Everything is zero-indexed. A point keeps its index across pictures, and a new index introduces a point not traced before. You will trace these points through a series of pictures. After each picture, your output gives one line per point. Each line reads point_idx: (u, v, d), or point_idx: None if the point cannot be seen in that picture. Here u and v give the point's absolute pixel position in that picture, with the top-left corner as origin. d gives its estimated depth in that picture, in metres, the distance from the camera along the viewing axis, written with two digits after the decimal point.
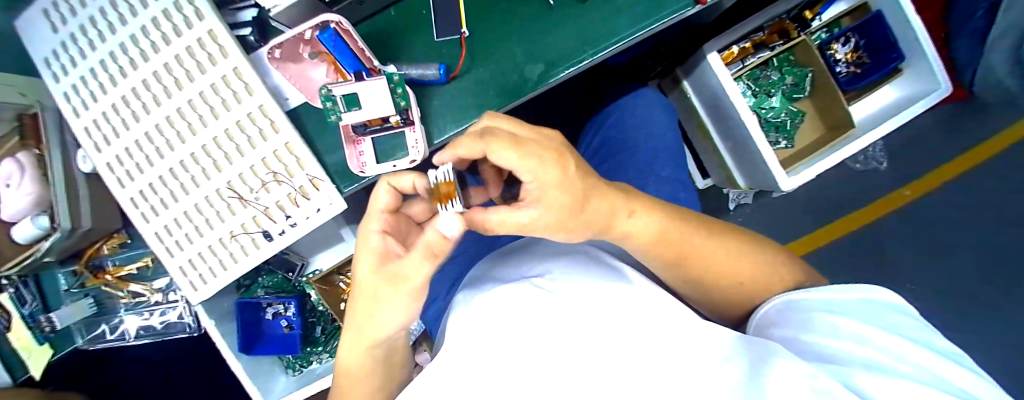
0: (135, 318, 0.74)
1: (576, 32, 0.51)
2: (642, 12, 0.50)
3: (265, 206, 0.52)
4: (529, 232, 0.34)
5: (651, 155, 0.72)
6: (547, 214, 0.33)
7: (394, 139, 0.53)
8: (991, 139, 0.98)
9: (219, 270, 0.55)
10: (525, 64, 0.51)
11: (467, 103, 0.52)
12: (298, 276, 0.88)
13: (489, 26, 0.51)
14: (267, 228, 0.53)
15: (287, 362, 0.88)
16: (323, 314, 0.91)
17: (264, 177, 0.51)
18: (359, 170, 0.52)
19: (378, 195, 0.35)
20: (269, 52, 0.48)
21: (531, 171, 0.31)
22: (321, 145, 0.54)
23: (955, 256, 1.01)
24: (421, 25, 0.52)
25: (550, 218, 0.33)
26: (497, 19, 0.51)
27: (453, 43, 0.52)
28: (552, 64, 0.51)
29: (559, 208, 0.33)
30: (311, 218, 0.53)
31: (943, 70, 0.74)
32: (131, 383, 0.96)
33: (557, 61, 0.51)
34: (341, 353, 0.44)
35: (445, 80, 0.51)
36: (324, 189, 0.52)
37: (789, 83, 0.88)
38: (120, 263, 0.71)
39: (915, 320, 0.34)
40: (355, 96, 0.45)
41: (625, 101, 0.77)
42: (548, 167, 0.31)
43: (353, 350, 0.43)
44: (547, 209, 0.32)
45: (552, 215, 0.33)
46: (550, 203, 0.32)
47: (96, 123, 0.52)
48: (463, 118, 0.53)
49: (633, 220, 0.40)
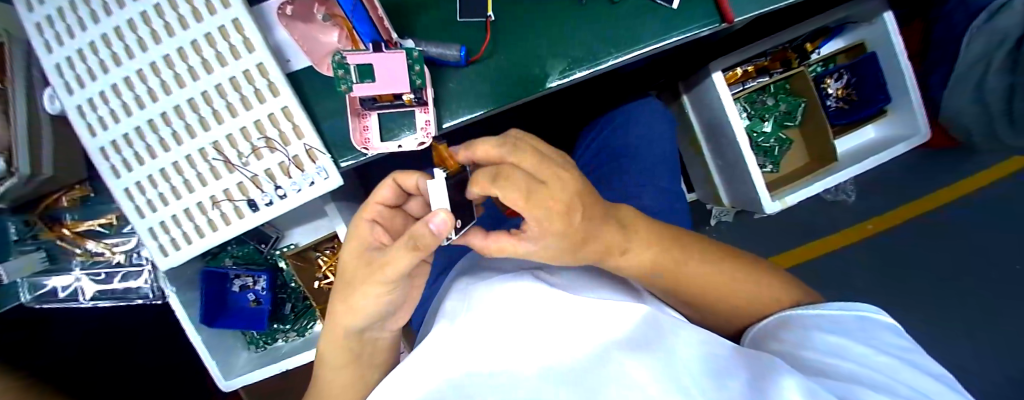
0: (89, 279, 0.68)
1: (602, 36, 0.50)
2: (669, 22, 0.50)
3: (253, 173, 0.49)
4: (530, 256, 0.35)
5: (651, 165, 0.72)
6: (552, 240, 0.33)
7: (402, 118, 0.50)
8: (954, 185, 1.06)
9: (196, 238, 0.51)
10: (548, 57, 0.50)
11: (485, 90, 0.50)
12: (270, 248, 0.84)
13: (512, 17, 0.50)
14: (253, 198, 0.50)
15: (251, 338, 0.85)
16: (294, 291, 0.88)
17: (255, 142, 0.48)
18: (363, 148, 0.50)
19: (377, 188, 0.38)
20: (283, 7, 0.48)
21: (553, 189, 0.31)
22: (320, 110, 0.51)
23: (912, 285, 1.08)
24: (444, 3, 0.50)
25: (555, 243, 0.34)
26: (519, 9, 0.50)
27: (477, 26, 0.50)
28: (574, 62, 0.51)
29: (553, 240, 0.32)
30: (302, 193, 0.49)
31: (924, 116, 0.78)
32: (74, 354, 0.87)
33: (580, 59, 0.50)
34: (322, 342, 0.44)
35: (464, 64, 0.49)
36: (320, 162, 0.49)
37: (782, 110, 0.90)
38: (78, 217, 0.66)
39: (907, 341, 0.35)
40: (369, 67, 0.43)
41: (635, 105, 0.77)
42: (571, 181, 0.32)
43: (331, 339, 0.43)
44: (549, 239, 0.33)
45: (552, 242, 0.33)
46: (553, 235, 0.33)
47: (69, 61, 0.47)
48: (478, 105, 0.51)
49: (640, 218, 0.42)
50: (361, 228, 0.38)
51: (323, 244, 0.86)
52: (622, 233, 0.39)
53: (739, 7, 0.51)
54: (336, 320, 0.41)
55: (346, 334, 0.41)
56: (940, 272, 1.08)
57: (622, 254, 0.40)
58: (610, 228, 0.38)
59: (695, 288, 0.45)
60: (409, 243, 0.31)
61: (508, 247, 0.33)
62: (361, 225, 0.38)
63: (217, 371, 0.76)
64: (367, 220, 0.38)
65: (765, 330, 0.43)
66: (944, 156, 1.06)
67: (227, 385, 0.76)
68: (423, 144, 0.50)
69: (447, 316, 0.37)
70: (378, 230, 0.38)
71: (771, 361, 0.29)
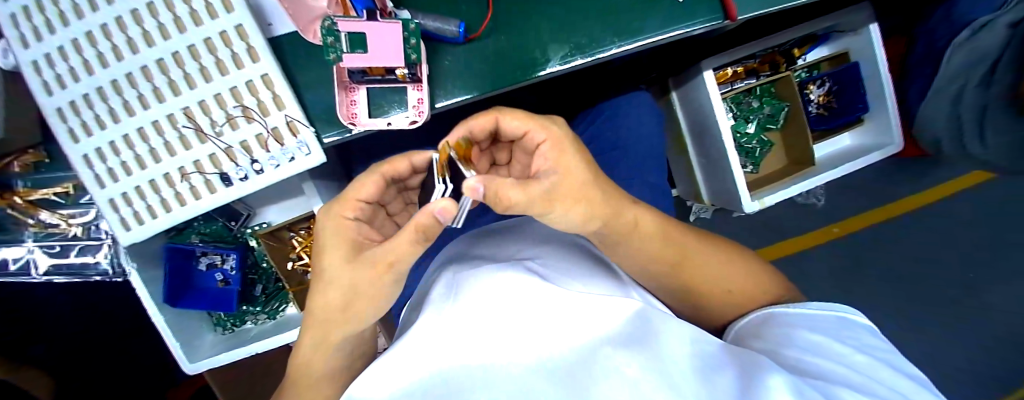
0: (42, 252, 0.62)
1: (607, 23, 0.49)
2: (674, 15, 0.49)
3: (227, 144, 0.45)
4: (553, 205, 0.34)
5: (640, 160, 0.72)
6: (570, 176, 0.35)
7: (392, 93, 0.48)
8: (915, 194, 1.13)
9: (162, 214, 0.48)
10: (550, 41, 0.49)
11: (481, 71, 0.49)
12: (241, 226, 0.81)
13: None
14: (226, 171, 0.46)
15: (217, 319, 0.82)
16: (266, 272, 0.85)
17: (231, 110, 0.45)
18: (350, 124, 0.47)
19: (360, 186, 0.36)
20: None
21: (542, 130, 0.37)
22: (302, 79, 0.48)
23: (872, 287, 1.14)
24: None
25: (573, 181, 0.35)
26: None
27: (479, 3, 0.48)
28: (576, 48, 0.49)
29: (580, 169, 0.36)
30: (280, 169, 0.46)
31: (898, 128, 0.82)
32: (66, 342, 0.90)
33: (582, 46, 0.49)
34: (301, 343, 0.43)
35: (462, 41, 0.47)
36: (302, 135, 0.46)
37: (766, 113, 0.92)
38: (32, 185, 0.60)
39: (884, 342, 0.36)
40: (362, 36, 0.40)
41: (624, 99, 0.76)
42: (556, 123, 0.38)
43: (314, 342, 0.42)
44: (565, 171, 0.35)
45: (569, 179, 0.35)
46: (569, 166, 0.35)
47: (26, 11, 0.42)
48: (474, 86, 0.49)
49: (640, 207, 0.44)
50: (343, 226, 0.36)
51: (299, 224, 0.83)
52: (614, 220, 0.40)
53: (745, 4, 0.51)
54: (322, 323, 0.40)
55: (330, 336, 0.41)
56: (897, 276, 1.14)
57: (613, 226, 0.41)
58: (598, 209, 0.38)
59: (688, 279, 0.48)
60: (414, 233, 0.30)
61: (533, 194, 0.32)
62: (343, 224, 0.36)
63: (180, 352, 0.72)
64: (349, 219, 0.36)
65: (747, 326, 0.43)
66: (908, 167, 1.12)
67: (192, 368, 0.73)
68: (417, 122, 0.47)
69: (436, 304, 0.36)
70: (362, 226, 0.37)
71: (756, 359, 0.29)
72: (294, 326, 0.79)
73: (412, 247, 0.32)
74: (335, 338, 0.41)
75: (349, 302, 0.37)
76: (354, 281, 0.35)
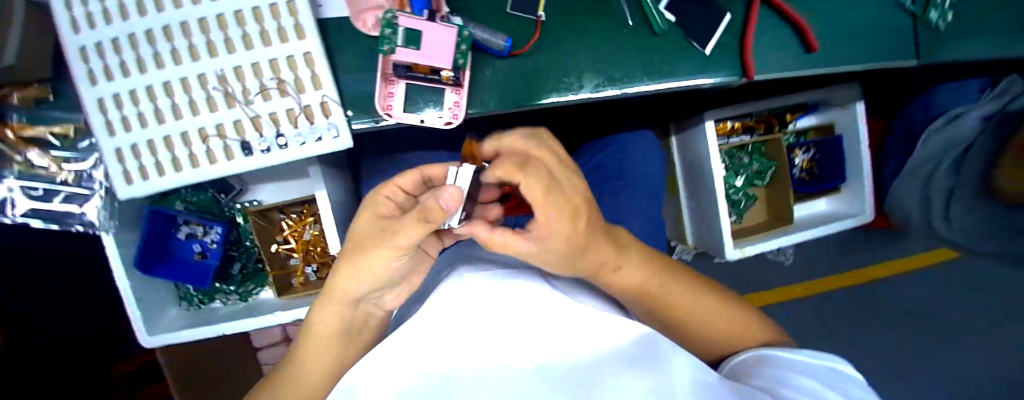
0: (22, 193, 0.58)
1: (640, 62, 0.53)
2: (701, 65, 0.53)
3: (255, 113, 0.45)
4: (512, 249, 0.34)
5: (640, 195, 0.76)
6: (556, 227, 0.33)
7: (430, 93, 0.49)
8: (876, 267, 1.21)
9: (169, 174, 0.47)
10: (586, 69, 0.52)
11: (518, 86, 0.51)
12: (230, 201, 0.80)
13: (561, 22, 0.52)
14: (249, 140, 0.46)
15: (185, 294, 0.78)
16: (248, 251, 0.82)
17: (266, 81, 0.45)
18: (383, 115, 0.49)
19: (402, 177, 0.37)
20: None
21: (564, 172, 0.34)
22: (342, 63, 0.49)
23: (834, 351, 1.18)
24: None
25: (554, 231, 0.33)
26: (569, 18, 0.52)
27: (526, 22, 0.51)
28: (609, 80, 0.52)
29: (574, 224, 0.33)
30: (305, 147, 0.46)
31: (870, 202, 0.89)
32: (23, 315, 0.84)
33: (614, 78, 0.52)
34: (310, 314, 0.44)
35: (506, 55, 0.50)
36: (333, 116, 0.46)
37: (755, 169, 0.98)
38: (28, 121, 0.57)
39: (869, 395, 0.39)
40: (417, 34, 0.43)
41: (628, 136, 0.81)
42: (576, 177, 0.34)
43: (322, 316, 0.42)
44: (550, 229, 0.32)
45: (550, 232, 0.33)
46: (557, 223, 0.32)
47: None
48: (509, 99, 0.51)
49: (628, 266, 0.44)
50: (377, 202, 0.37)
51: (291, 207, 0.81)
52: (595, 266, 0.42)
53: (762, 67, 0.56)
54: (331, 297, 0.40)
55: (341, 312, 0.41)
56: (858, 343, 1.19)
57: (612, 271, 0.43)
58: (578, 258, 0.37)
59: (682, 325, 0.49)
60: (418, 217, 0.30)
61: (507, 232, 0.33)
62: (376, 199, 0.37)
63: (140, 323, 0.69)
64: (384, 197, 0.37)
65: (740, 364, 0.46)
66: (872, 241, 1.20)
67: (149, 341, 0.69)
68: (451, 124, 0.49)
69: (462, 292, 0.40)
70: (396, 209, 0.37)
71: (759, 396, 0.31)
72: (267, 311, 0.76)
73: (421, 231, 0.32)
74: (341, 316, 0.41)
75: (360, 278, 0.37)
76: (367, 253, 0.35)
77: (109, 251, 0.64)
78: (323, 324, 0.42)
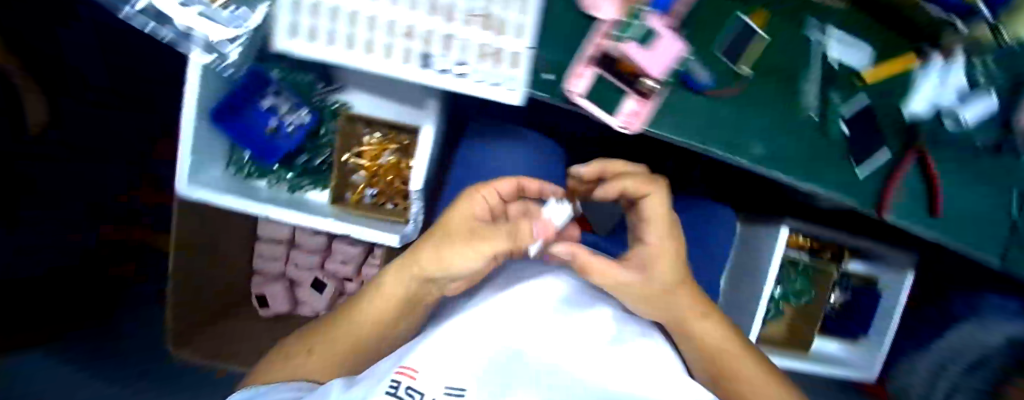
0: None
1: (810, 161, 0.52)
2: (847, 186, 0.55)
3: (449, 30, 0.42)
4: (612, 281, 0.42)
5: (700, 263, 0.77)
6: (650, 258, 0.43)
7: (616, 91, 0.45)
8: None
9: (338, 48, 0.42)
10: (768, 145, 0.50)
11: (700, 128, 0.48)
12: (325, 93, 0.78)
13: (768, 89, 0.49)
14: (429, 53, 0.43)
15: (237, 161, 0.80)
16: (320, 149, 0.81)
17: (475, 3, 0.41)
18: (570, 96, 0.45)
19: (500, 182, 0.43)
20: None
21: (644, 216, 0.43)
22: (553, 21, 0.44)
23: None
24: (722, 27, 0.47)
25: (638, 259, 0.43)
26: (778, 88, 0.50)
27: (740, 73, 0.48)
28: (778, 164, 0.51)
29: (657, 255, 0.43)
30: (481, 85, 0.44)
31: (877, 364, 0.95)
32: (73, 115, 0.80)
33: (783, 166, 0.51)
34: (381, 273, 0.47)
35: (702, 91, 0.47)
36: (518, 70, 0.44)
37: (795, 285, 0.97)
38: None
39: None
40: (652, 35, 0.43)
41: (709, 205, 0.82)
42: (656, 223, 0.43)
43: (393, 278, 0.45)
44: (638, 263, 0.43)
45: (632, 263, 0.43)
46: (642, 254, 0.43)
47: None
48: (688, 135, 0.48)
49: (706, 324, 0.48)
50: (472, 204, 0.41)
51: (381, 126, 0.80)
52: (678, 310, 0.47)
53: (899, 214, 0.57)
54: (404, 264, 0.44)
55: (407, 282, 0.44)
56: None
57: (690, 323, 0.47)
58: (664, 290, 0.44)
59: None
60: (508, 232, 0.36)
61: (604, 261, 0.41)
62: (473, 199, 0.41)
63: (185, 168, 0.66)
64: (480, 198, 0.41)
65: None
66: None
67: (186, 190, 0.66)
68: (627, 130, 0.46)
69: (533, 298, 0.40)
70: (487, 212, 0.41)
71: None
72: (309, 211, 0.76)
73: (502, 244, 0.36)
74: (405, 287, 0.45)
75: (441, 263, 0.40)
76: (451, 242, 0.38)
77: (189, 92, 0.61)
78: (389, 288, 0.46)
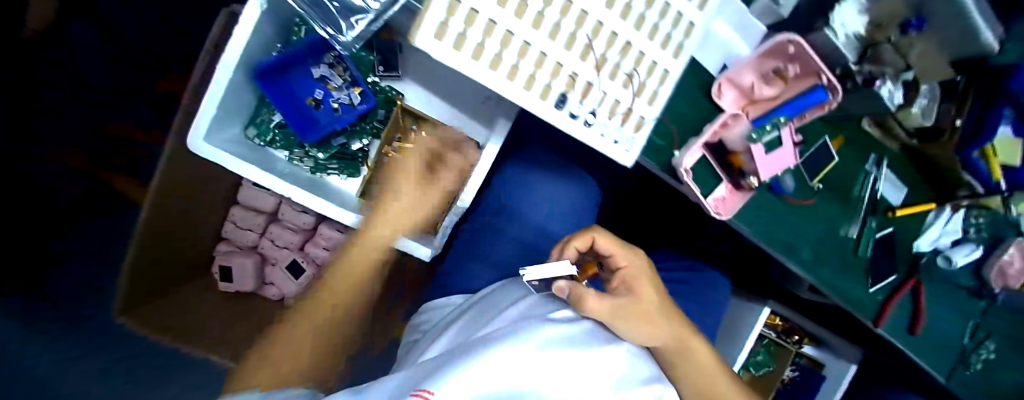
0: None
1: (834, 268, 0.58)
2: (859, 297, 0.61)
3: (594, 82, 0.42)
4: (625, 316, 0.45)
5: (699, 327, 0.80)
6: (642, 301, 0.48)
7: (710, 177, 0.50)
8: None
9: (484, 67, 0.37)
10: (807, 247, 0.56)
11: (764, 223, 0.53)
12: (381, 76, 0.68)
13: (819, 201, 0.56)
14: (567, 98, 0.42)
15: (261, 121, 0.72)
16: (359, 134, 0.74)
17: (626, 65, 0.43)
18: (679, 170, 0.47)
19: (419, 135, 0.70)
20: (797, 45, 0.41)
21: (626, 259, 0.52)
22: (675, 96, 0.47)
23: None
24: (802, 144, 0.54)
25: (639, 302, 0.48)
26: (827, 202, 0.56)
27: (803, 183, 0.54)
28: (812, 266, 0.57)
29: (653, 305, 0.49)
30: (604, 140, 0.45)
31: None
32: (75, 115, 0.85)
33: (815, 268, 0.57)
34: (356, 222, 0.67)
35: (778, 194, 0.52)
36: (639, 134, 0.46)
37: (756, 357, 1.02)
38: None
39: None
40: (774, 141, 0.47)
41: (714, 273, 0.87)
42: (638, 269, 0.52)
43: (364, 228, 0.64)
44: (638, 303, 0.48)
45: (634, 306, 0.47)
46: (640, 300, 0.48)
47: None
48: (751, 227, 0.52)
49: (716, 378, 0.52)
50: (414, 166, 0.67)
51: (430, 126, 0.74)
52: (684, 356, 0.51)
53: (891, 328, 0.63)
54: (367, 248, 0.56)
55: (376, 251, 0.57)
56: None
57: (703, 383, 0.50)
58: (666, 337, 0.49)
59: None
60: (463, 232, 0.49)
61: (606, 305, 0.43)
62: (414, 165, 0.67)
63: (202, 124, 0.58)
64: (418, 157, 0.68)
65: None
66: None
67: (197, 147, 0.58)
68: (718, 216, 0.49)
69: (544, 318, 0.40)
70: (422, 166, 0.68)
71: None
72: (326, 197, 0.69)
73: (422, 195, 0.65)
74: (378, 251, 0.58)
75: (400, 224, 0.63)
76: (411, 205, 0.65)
77: (236, 36, 0.54)
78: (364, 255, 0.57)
